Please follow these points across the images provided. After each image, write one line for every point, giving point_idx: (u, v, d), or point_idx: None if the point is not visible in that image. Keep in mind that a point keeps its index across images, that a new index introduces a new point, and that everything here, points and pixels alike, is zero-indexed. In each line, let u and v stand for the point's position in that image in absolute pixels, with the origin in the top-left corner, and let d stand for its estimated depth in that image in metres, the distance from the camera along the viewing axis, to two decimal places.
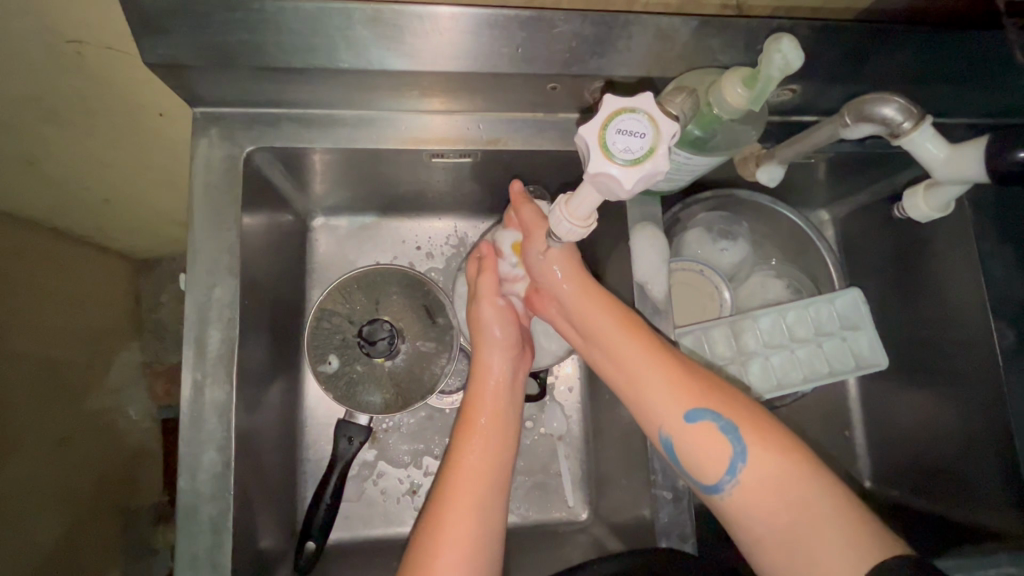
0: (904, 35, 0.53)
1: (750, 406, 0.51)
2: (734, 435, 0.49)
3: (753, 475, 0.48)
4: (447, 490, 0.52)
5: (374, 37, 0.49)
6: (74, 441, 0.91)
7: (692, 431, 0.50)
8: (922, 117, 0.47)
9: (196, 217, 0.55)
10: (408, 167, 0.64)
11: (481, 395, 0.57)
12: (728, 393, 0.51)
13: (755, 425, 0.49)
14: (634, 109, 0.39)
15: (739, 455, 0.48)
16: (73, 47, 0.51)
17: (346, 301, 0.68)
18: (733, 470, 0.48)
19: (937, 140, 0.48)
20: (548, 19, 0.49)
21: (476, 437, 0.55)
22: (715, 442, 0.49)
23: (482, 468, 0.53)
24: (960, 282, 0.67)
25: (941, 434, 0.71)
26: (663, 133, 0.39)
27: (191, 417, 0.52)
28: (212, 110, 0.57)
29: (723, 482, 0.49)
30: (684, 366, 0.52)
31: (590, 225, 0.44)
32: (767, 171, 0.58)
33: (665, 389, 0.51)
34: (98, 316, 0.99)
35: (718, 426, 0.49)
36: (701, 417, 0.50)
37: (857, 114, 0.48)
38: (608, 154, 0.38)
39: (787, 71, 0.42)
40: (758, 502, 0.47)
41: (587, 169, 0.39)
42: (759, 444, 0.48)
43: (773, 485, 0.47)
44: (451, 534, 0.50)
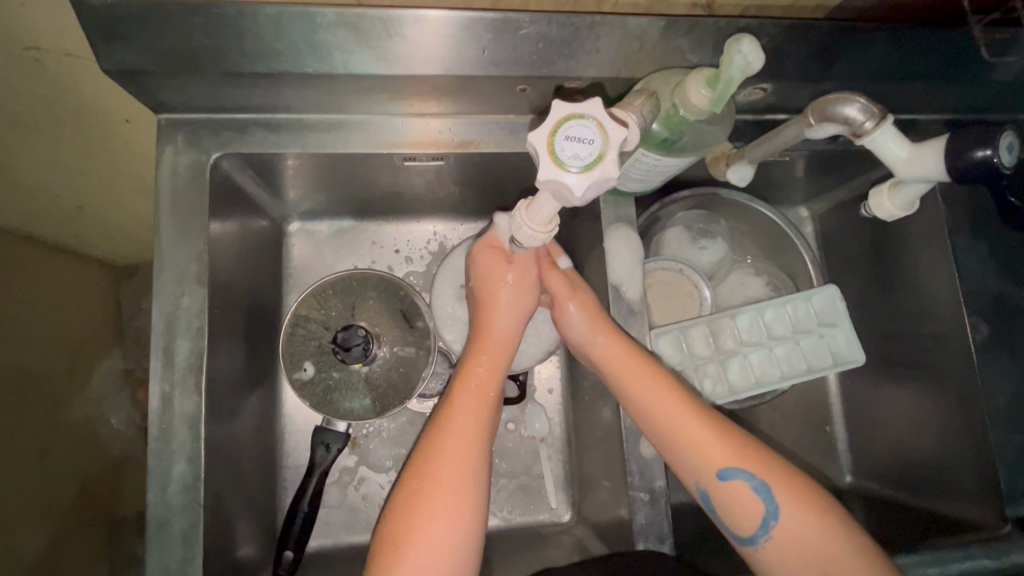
0: (872, 34, 0.53)
1: (782, 465, 0.52)
2: (768, 495, 0.51)
3: (786, 532, 0.50)
4: (430, 463, 0.50)
5: (339, 41, 0.48)
6: (53, 451, 0.90)
7: (727, 487, 0.51)
8: (884, 116, 0.47)
9: (164, 225, 0.54)
10: (382, 171, 0.64)
11: (478, 363, 0.55)
12: (764, 454, 0.52)
13: (786, 483, 0.51)
14: (582, 115, 0.39)
15: (772, 513, 0.51)
16: (31, 55, 0.50)
17: (322, 307, 0.67)
18: (766, 527, 0.51)
19: (899, 139, 0.48)
20: (514, 22, 0.49)
21: (469, 395, 0.53)
22: (749, 500, 0.51)
23: (470, 426, 0.52)
24: (934, 278, 0.67)
25: (918, 428, 0.71)
26: (613, 139, 0.38)
27: (161, 428, 0.52)
28: (177, 115, 0.56)
29: (757, 536, 0.51)
30: (716, 418, 0.53)
31: (551, 231, 0.43)
32: (737, 171, 0.58)
33: (708, 445, 0.52)
34: (75, 324, 0.98)
35: (752, 486, 0.51)
36: (736, 475, 0.51)
37: (820, 114, 0.48)
38: (559, 163, 0.38)
39: (746, 72, 0.42)
40: (791, 556, 0.50)
41: (540, 177, 0.39)
42: (792, 504, 0.50)
43: (805, 542, 0.50)
44: (432, 509, 0.49)
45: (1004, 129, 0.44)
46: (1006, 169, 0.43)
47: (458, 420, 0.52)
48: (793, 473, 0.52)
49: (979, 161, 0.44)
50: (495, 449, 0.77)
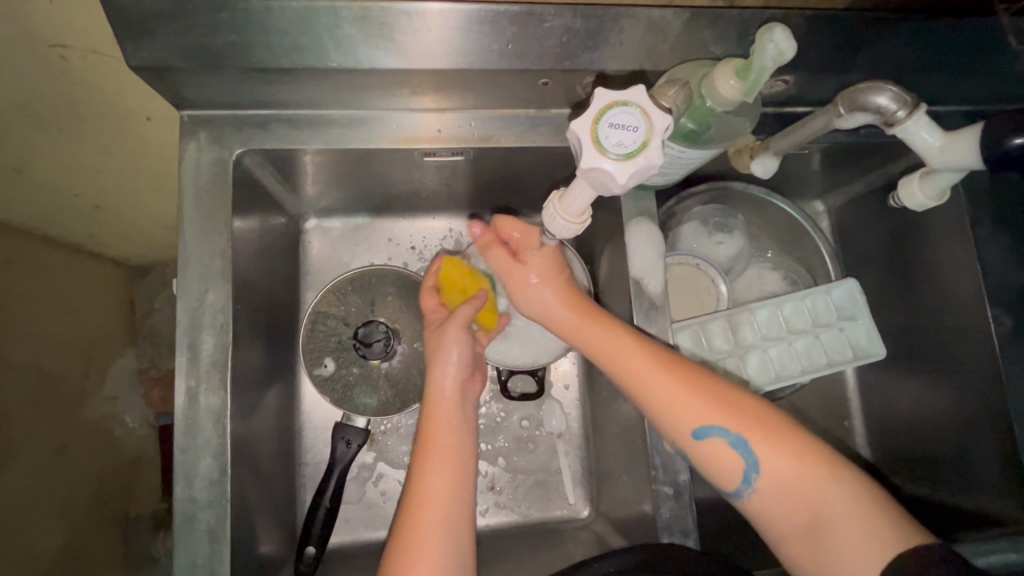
0: (896, 24, 0.53)
1: (757, 409, 0.51)
2: (744, 448, 0.49)
3: (770, 483, 0.49)
4: (412, 513, 0.51)
5: (362, 36, 0.48)
6: (69, 450, 0.90)
7: (703, 446, 0.50)
8: (917, 105, 0.47)
9: (187, 222, 0.54)
10: (401, 166, 0.64)
11: (441, 410, 0.55)
12: (738, 404, 0.51)
13: (761, 432, 0.49)
14: (624, 103, 0.39)
15: (752, 466, 0.49)
16: (57, 52, 0.50)
17: (341, 304, 0.67)
18: (748, 480, 0.49)
19: (931, 128, 0.47)
20: (539, 14, 0.49)
21: (436, 460, 0.53)
22: (727, 455, 0.50)
23: (444, 492, 0.52)
24: (956, 270, 0.67)
25: (938, 422, 0.71)
26: (656, 126, 0.39)
27: (186, 424, 0.52)
28: (200, 112, 0.56)
29: (743, 491, 0.50)
30: (684, 371, 0.52)
31: (585, 222, 0.42)
32: (761, 164, 0.58)
33: (678, 402, 0.51)
34: (90, 323, 0.98)
35: (727, 442, 0.50)
36: (710, 433, 0.50)
37: (851, 103, 0.47)
38: (600, 149, 0.38)
39: (779, 61, 0.41)
40: (778, 507, 0.48)
41: (580, 164, 0.39)
42: (770, 453, 0.49)
43: (788, 490, 0.48)
44: (419, 553, 0.49)
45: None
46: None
47: (432, 468, 0.53)
48: (767, 414, 0.51)
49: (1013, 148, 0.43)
50: (512, 445, 0.77)
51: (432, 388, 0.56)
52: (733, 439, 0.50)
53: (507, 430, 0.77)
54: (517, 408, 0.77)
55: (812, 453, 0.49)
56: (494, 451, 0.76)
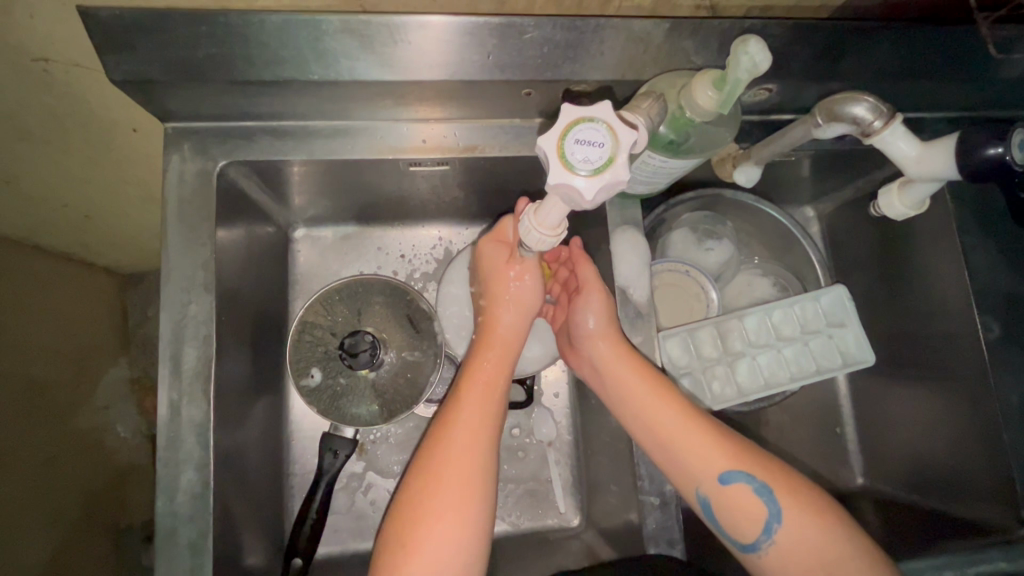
0: (877, 33, 0.53)
1: (782, 467, 0.52)
2: (769, 497, 0.50)
3: (791, 536, 0.49)
4: (443, 434, 0.51)
5: (344, 49, 0.48)
6: (61, 460, 0.90)
7: (727, 492, 0.51)
8: (893, 115, 0.47)
9: (171, 234, 0.54)
10: (387, 176, 0.64)
11: (486, 356, 0.55)
12: (766, 458, 0.52)
13: (787, 485, 0.51)
14: (591, 118, 0.39)
15: (774, 516, 0.50)
16: (39, 66, 0.50)
17: (328, 313, 0.67)
18: (769, 530, 0.50)
19: (907, 138, 0.48)
20: (519, 26, 0.49)
21: (475, 386, 0.53)
22: (749, 502, 0.51)
23: (476, 416, 0.52)
24: (944, 277, 0.67)
25: (930, 426, 0.71)
26: (622, 142, 0.38)
27: (169, 436, 0.52)
28: (184, 124, 0.56)
29: (760, 542, 0.50)
30: (715, 426, 0.53)
31: (561, 234, 0.43)
32: (743, 172, 0.57)
33: (702, 445, 0.52)
34: (81, 332, 0.98)
35: (752, 488, 0.51)
36: (736, 479, 0.51)
37: (829, 115, 0.47)
38: (567, 166, 0.38)
39: (754, 72, 0.41)
40: (794, 560, 0.49)
41: (549, 180, 0.39)
42: (795, 506, 0.50)
43: (809, 547, 0.49)
44: (441, 491, 0.49)
45: (1017, 125, 0.43)
46: (1018, 165, 0.43)
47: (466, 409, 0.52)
48: (792, 474, 0.52)
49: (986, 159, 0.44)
50: (502, 454, 0.77)
51: (490, 319, 0.57)
52: (757, 488, 0.51)
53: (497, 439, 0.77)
54: (507, 417, 0.77)
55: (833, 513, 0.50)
56: None
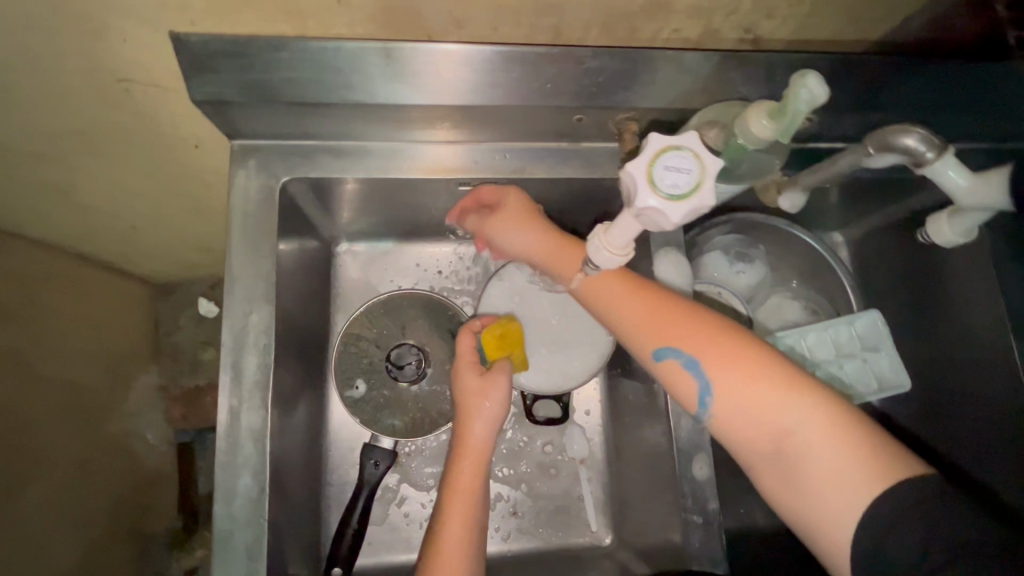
0: (912, 67, 0.56)
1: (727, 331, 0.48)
2: (696, 368, 0.47)
3: (726, 407, 0.46)
4: (431, 551, 0.53)
5: (410, 75, 0.51)
6: (92, 466, 0.91)
7: (662, 367, 0.49)
8: (945, 146, 0.48)
9: (235, 246, 0.56)
10: (435, 195, 0.66)
11: (466, 467, 0.57)
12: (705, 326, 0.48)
13: (725, 355, 0.46)
14: (678, 147, 0.40)
15: (705, 389, 0.47)
16: (122, 85, 0.53)
17: (373, 326, 0.69)
18: (704, 402, 0.47)
19: (959, 168, 0.49)
20: (576, 55, 0.52)
21: (459, 499, 0.56)
22: (681, 377, 0.48)
23: (461, 533, 0.54)
24: (981, 304, 0.68)
25: (966, 454, 0.71)
26: (709, 169, 0.40)
27: (228, 442, 0.53)
28: (249, 142, 0.58)
29: (702, 415, 0.48)
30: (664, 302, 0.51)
31: (628, 254, 0.44)
32: (791, 198, 0.59)
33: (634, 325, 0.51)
34: (117, 338, 1.01)
35: (682, 363, 0.48)
36: (665, 352, 0.49)
37: (881, 145, 0.48)
38: (656, 191, 0.39)
39: (812, 105, 0.43)
40: (737, 428, 0.46)
41: (636, 204, 0.40)
42: (725, 374, 0.46)
43: (747, 413, 0.45)
44: None
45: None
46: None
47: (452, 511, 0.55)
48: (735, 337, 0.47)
49: None
50: (535, 471, 0.77)
51: (464, 436, 0.59)
52: (687, 361, 0.48)
53: (530, 455, 0.78)
54: (540, 433, 0.78)
55: (778, 368, 0.45)
56: (516, 476, 0.77)
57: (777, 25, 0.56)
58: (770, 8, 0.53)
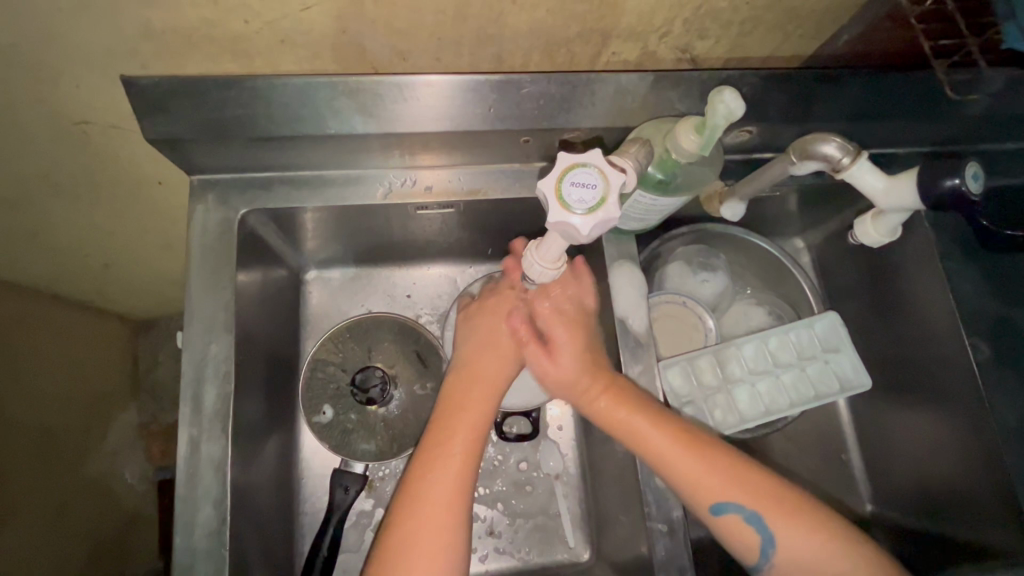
0: (846, 80, 0.59)
1: (777, 485, 0.54)
2: (760, 524, 0.53)
3: (787, 557, 0.53)
4: (428, 454, 0.54)
5: (356, 106, 0.53)
6: (68, 509, 0.90)
7: (724, 522, 0.54)
8: (859, 152, 0.50)
9: (194, 278, 0.57)
10: (396, 219, 0.68)
11: (470, 382, 0.58)
12: (765, 484, 0.54)
13: (782, 513, 0.53)
14: (583, 163, 0.42)
15: (769, 541, 0.53)
16: (80, 129, 0.54)
17: (339, 351, 0.69)
18: (766, 555, 0.53)
19: (874, 173, 0.51)
20: (516, 82, 0.54)
21: (460, 413, 0.56)
22: (745, 531, 0.53)
23: (459, 439, 0.55)
24: (934, 301, 0.70)
25: (931, 449, 0.71)
26: (613, 183, 0.42)
27: (188, 473, 0.53)
28: (208, 176, 0.60)
29: (762, 565, 0.54)
30: (717, 454, 0.55)
31: (561, 267, 0.46)
32: (732, 209, 0.61)
33: (704, 475, 0.54)
34: (95, 377, 1.00)
35: (744, 517, 0.53)
36: (727, 509, 0.53)
37: (801, 153, 0.50)
38: (565, 206, 0.41)
39: (730, 118, 0.45)
40: None
41: (549, 219, 0.42)
42: (787, 530, 0.53)
43: (805, 562, 0.52)
44: (425, 518, 0.51)
45: (966, 159, 0.47)
46: (976, 197, 0.47)
47: (441, 467, 0.53)
48: (785, 490, 0.54)
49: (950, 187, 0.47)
50: (510, 489, 0.77)
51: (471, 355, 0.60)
52: (749, 516, 0.53)
53: (505, 473, 0.78)
54: (514, 451, 0.78)
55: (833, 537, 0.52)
56: (492, 496, 0.77)
57: (710, 44, 0.58)
58: (700, 29, 0.56)
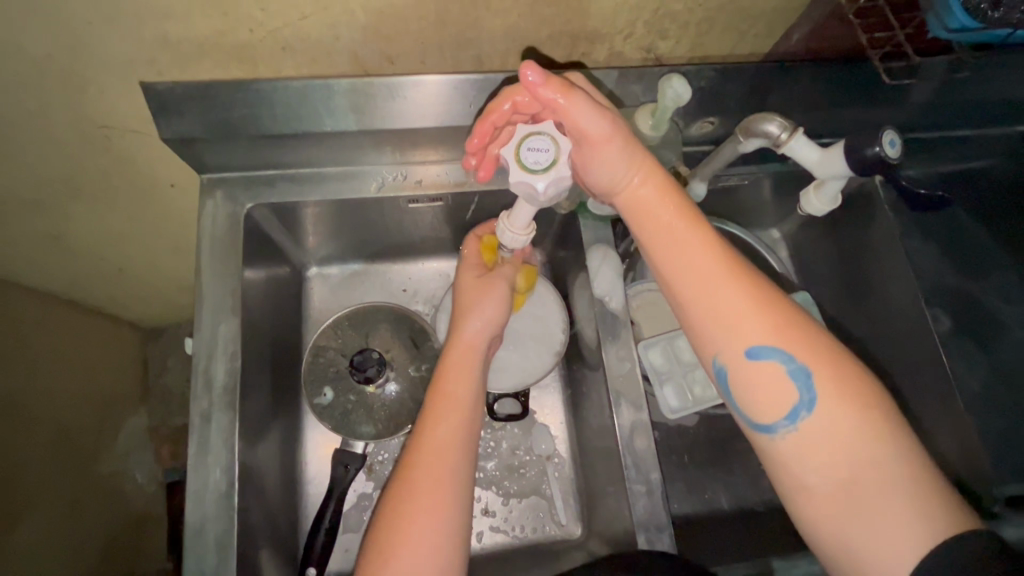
0: (795, 72, 0.65)
1: (832, 356, 0.49)
2: (804, 380, 0.48)
3: (818, 429, 0.47)
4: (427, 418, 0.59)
5: (350, 105, 0.58)
6: (82, 504, 0.92)
7: (758, 368, 0.48)
8: (796, 128, 0.56)
9: (204, 266, 0.62)
10: (390, 214, 0.73)
11: (459, 353, 0.64)
12: (820, 353, 0.49)
13: (833, 383, 0.48)
14: (538, 132, 0.51)
15: (806, 405, 0.48)
16: (102, 133, 0.60)
17: (339, 337, 0.74)
18: (795, 418, 0.48)
19: (809, 146, 0.57)
20: (493, 81, 0.60)
21: (451, 381, 0.61)
22: (781, 390, 0.48)
23: (454, 406, 0.60)
24: (895, 277, 0.74)
25: (903, 419, 0.75)
26: (563, 147, 0.50)
27: (199, 443, 0.57)
28: (217, 175, 0.66)
29: (780, 425, 0.48)
30: (769, 297, 0.50)
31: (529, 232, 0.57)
32: (694, 189, 0.65)
33: (752, 318, 0.49)
34: (108, 380, 1.05)
35: (787, 371, 0.48)
36: (769, 355, 0.48)
37: (746, 132, 0.56)
38: (523, 168, 0.50)
39: (678, 101, 0.51)
40: (813, 452, 0.47)
41: (511, 180, 0.51)
42: (833, 402, 0.47)
43: (839, 438, 0.46)
44: (425, 475, 0.55)
45: (884, 128, 0.52)
46: (892, 160, 0.52)
47: (437, 438, 0.58)
48: (842, 366, 0.49)
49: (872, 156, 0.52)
50: (503, 471, 0.81)
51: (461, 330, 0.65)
52: (793, 371, 0.49)
53: (498, 457, 0.81)
54: (507, 434, 0.82)
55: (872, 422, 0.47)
56: (486, 478, 0.80)
57: (670, 45, 0.64)
58: (660, 31, 0.61)
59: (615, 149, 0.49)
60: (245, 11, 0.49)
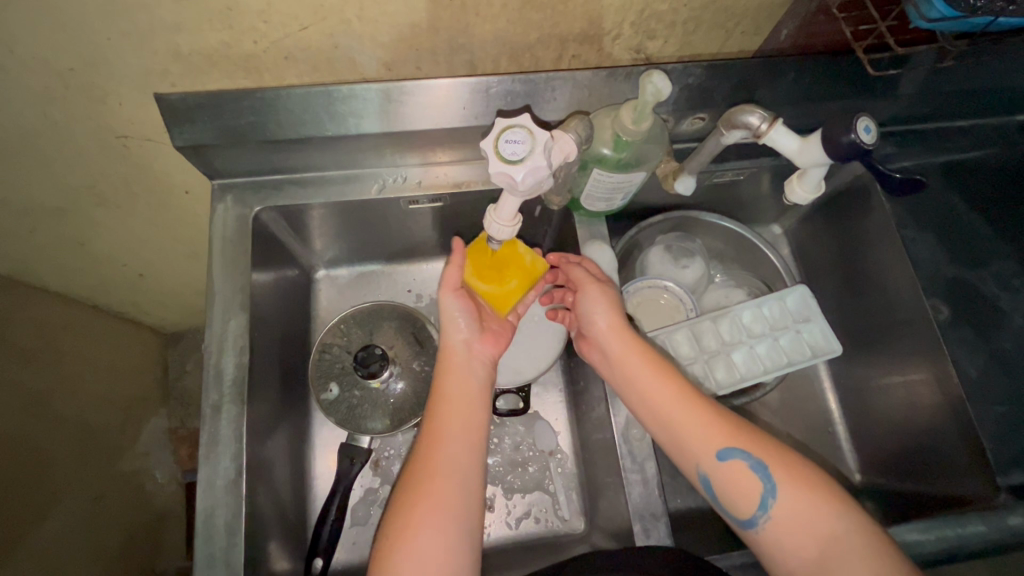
0: (782, 67, 0.66)
1: (772, 442, 0.56)
2: (764, 472, 0.53)
3: (786, 511, 0.52)
4: (422, 468, 0.55)
5: (349, 110, 0.62)
6: (105, 501, 0.94)
7: (728, 469, 0.54)
8: (774, 118, 0.59)
9: (215, 266, 0.66)
10: (392, 215, 0.76)
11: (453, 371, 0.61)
12: (762, 440, 0.56)
13: (783, 465, 0.54)
14: (513, 126, 0.51)
15: (770, 491, 0.53)
16: (122, 142, 0.64)
17: (345, 335, 0.77)
18: (764, 506, 0.53)
19: (789, 134, 0.60)
20: (485, 84, 0.62)
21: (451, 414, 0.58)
22: (746, 479, 0.54)
23: (456, 453, 0.56)
24: (894, 269, 0.74)
25: (907, 411, 0.74)
26: (539, 138, 0.51)
27: (210, 433, 0.60)
28: (227, 180, 0.69)
29: (758, 517, 0.53)
30: (716, 412, 0.57)
31: (515, 224, 0.59)
32: (682, 183, 0.68)
33: (703, 426, 0.56)
34: (130, 382, 1.09)
35: (748, 464, 0.54)
36: (733, 456, 0.55)
37: (728, 123, 0.60)
38: (502, 159, 0.50)
39: (658, 96, 0.53)
40: (792, 536, 0.51)
41: (491, 171, 0.51)
42: (787, 482, 0.53)
43: (805, 522, 0.51)
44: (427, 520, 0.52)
45: (859, 115, 0.56)
46: (868, 145, 0.55)
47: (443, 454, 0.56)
48: (788, 454, 0.55)
49: (847, 144, 0.56)
50: (506, 466, 0.82)
51: (449, 346, 0.62)
52: (754, 465, 0.54)
53: (501, 452, 0.83)
54: (510, 430, 0.84)
55: (825, 496, 0.52)
56: (489, 473, 0.82)
57: (660, 44, 0.66)
58: (647, 31, 0.63)
59: (603, 291, 0.64)
60: (248, 23, 0.52)
